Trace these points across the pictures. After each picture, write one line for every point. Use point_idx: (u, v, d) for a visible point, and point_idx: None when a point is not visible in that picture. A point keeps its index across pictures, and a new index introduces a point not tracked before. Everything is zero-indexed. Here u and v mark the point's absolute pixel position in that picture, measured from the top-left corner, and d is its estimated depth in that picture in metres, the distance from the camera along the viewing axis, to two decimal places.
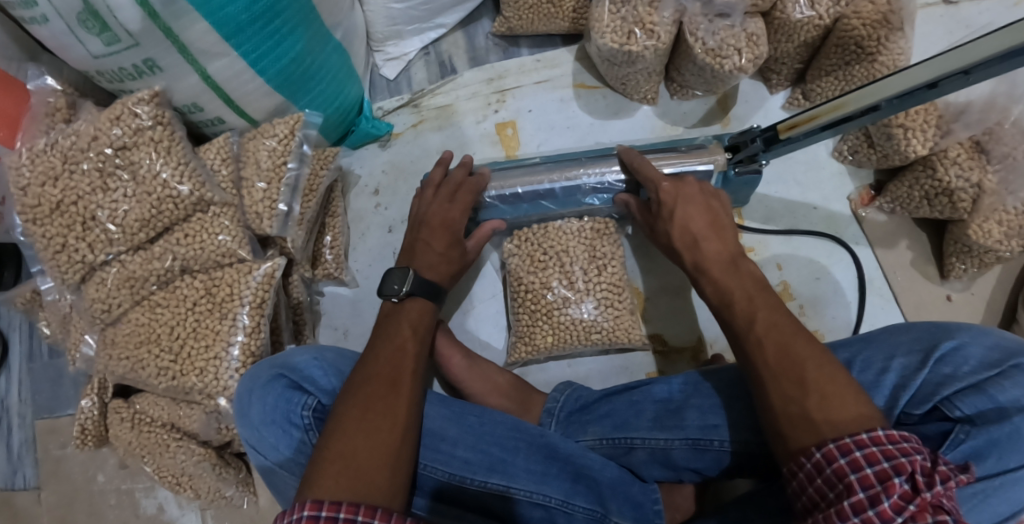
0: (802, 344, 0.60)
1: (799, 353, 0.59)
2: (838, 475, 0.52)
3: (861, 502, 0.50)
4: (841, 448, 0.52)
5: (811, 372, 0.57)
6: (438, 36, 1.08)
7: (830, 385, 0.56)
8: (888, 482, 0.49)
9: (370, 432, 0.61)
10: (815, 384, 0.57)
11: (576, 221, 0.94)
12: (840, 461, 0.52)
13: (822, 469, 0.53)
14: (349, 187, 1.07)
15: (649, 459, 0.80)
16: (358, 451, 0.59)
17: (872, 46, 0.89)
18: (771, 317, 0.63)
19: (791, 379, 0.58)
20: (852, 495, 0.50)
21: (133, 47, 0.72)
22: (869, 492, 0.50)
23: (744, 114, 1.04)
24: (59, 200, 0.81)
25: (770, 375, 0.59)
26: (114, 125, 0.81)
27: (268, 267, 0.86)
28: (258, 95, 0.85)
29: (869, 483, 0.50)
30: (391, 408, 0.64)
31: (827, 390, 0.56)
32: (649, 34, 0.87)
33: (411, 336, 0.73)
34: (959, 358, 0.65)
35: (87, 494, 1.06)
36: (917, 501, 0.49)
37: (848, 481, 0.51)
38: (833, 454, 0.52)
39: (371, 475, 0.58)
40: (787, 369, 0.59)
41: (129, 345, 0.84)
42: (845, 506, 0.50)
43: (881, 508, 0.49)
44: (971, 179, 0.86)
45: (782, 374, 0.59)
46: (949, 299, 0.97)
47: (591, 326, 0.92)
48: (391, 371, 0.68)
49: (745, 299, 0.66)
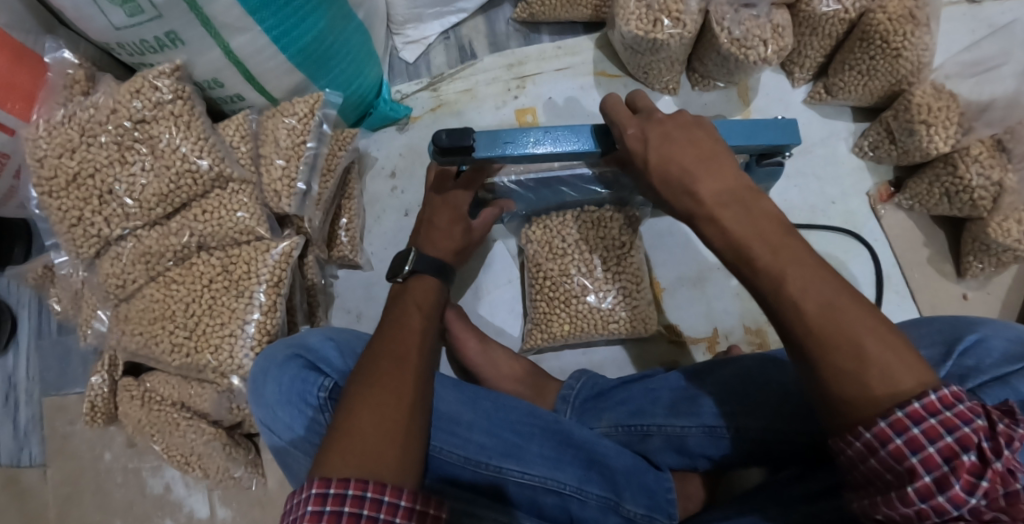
0: (849, 304, 0.49)
1: (849, 315, 0.48)
2: (897, 457, 0.45)
3: (927, 487, 0.44)
4: (912, 415, 0.45)
5: (868, 339, 0.48)
6: (459, 20, 1.07)
7: (886, 354, 0.47)
8: (955, 462, 0.44)
9: (378, 407, 0.61)
10: (874, 355, 0.47)
11: (595, 212, 0.94)
12: (895, 441, 0.45)
13: (876, 450, 0.46)
14: (366, 169, 1.06)
15: (664, 446, 0.80)
16: (364, 426, 0.59)
17: (898, 41, 0.88)
18: (805, 273, 0.51)
19: (842, 345, 0.48)
20: (917, 480, 0.45)
21: (156, 19, 0.71)
22: (936, 474, 0.44)
23: (765, 106, 1.04)
24: (75, 173, 0.80)
25: (816, 353, 0.49)
26: (134, 98, 0.80)
27: (286, 245, 0.86)
28: (280, 72, 0.84)
29: (951, 452, 0.44)
30: (399, 384, 0.64)
31: (886, 364, 0.47)
32: (676, 23, 0.87)
33: (420, 318, 0.75)
34: (983, 351, 0.64)
35: (94, 473, 1.05)
36: (989, 476, 0.43)
37: (909, 464, 0.45)
38: (903, 423, 0.45)
39: (377, 449, 0.57)
40: (835, 333, 0.48)
41: (142, 321, 0.83)
42: (909, 493, 0.45)
43: (952, 492, 0.43)
44: (992, 177, 0.86)
45: (834, 342, 0.48)
46: (965, 297, 0.97)
47: (609, 315, 0.92)
48: (398, 349, 0.68)
49: (772, 245, 0.52)
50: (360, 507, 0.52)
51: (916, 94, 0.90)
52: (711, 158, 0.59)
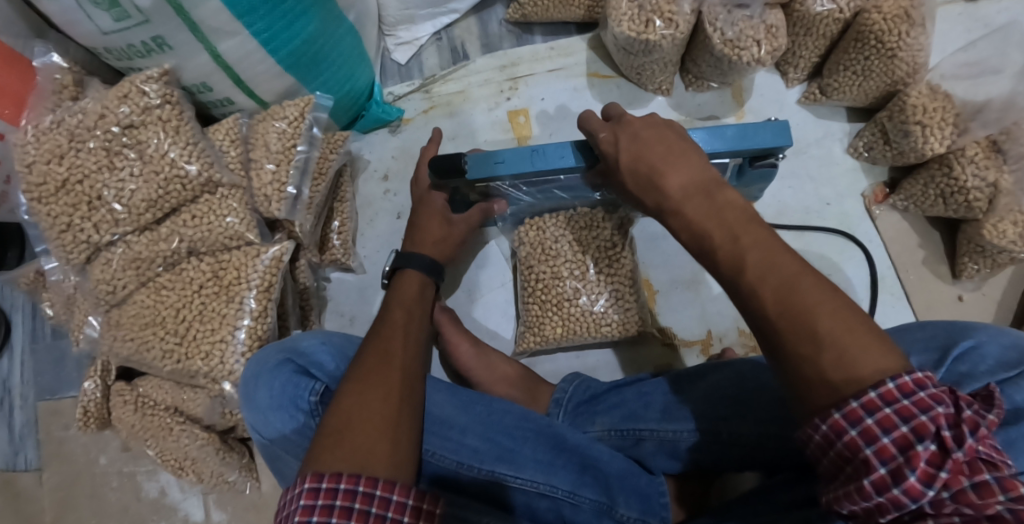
0: (807, 286, 0.49)
1: (806, 297, 0.48)
2: (852, 448, 0.44)
3: (883, 480, 0.43)
4: (866, 405, 0.44)
5: (823, 320, 0.47)
6: (451, 21, 1.06)
7: (846, 334, 0.47)
8: (910, 452, 0.42)
9: (367, 404, 0.60)
10: (830, 337, 0.47)
11: (588, 215, 0.93)
12: (849, 432, 0.44)
13: (833, 442, 0.45)
14: (358, 172, 1.06)
15: (657, 450, 0.80)
16: (353, 423, 0.59)
17: (893, 41, 0.87)
18: (764, 259, 0.52)
19: (796, 328, 0.48)
20: (872, 473, 0.43)
21: (143, 24, 0.70)
22: (891, 466, 0.43)
23: (759, 107, 1.03)
24: (64, 179, 0.80)
25: (773, 331, 0.50)
26: (122, 103, 0.79)
27: (276, 250, 0.85)
28: (270, 76, 0.83)
29: (907, 442, 0.43)
30: (387, 380, 0.64)
31: (844, 344, 0.46)
32: (668, 24, 0.86)
33: (405, 316, 0.74)
34: (976, 357, 0.64)
35: (89, 477, 1.05)
36: (949, 467, 0.41)
37: (864, 455, 0.44)
38: (857, 414, 0.44)
39: (368, 445, 0.57)
40: (791, 310, 0.49)
41: (133, 327, 0.83)
42: (864, 486, 0.43)
43: (907, 484, 0.42)
44: (987, 178, 0.86)
45: (789, 321, 0.49)
46: (960, 299, 0.96)
47: (601, 318, 0.92)
48: (385, 346, 0.68)
49: (736, 236, 0.54)
50: (352, 501, 0.52)
51: (911, 94, 0.89)
52: (679, 155, 0.63)
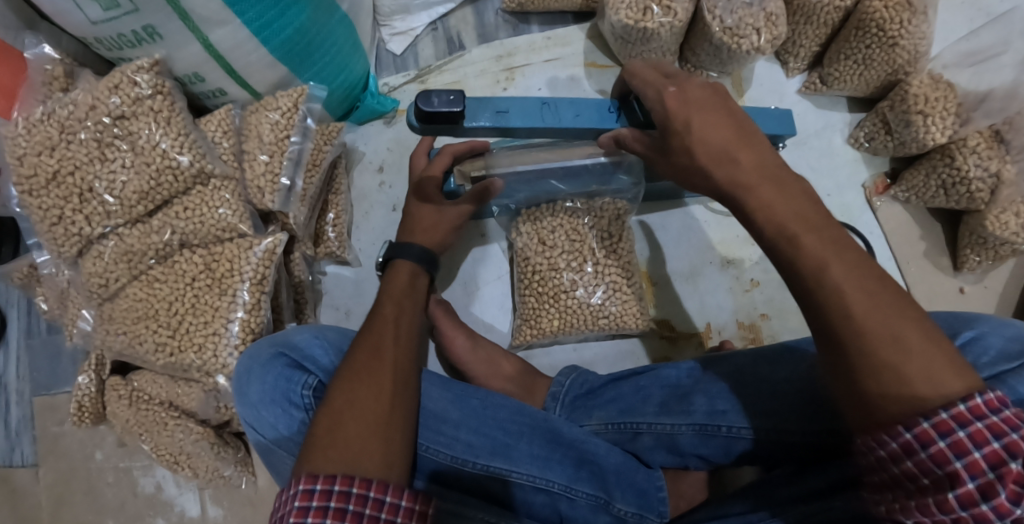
0: (887, 296, 0.49)
1: (889, 309, 0.48)
2: (938, 460, 0.46)
3: (969, 494, 0.45)
4: (957, 418, 0.45)
5: (908, 332, 0.48)
6: (447, 11, 1.05)
7: (930, 348, 0.47)
8: (1000, 468, 0.44)
9: (356, 401, 0.60)
10: (916, 349, 0.47)
11: (586, 208, 0.92)
12: (938, 444, 0.45)
13: (914, 453, 0.47)
14: (353, 164, 1.05)
15: (653, 444, 0.79)
16: (343, 420, 0.58)
17: (895, 29, 0.86)
18: (847, 264, 0.50)
19: (882, 337, 0.48)
20: (958, 486, 0.45)
21: (133, 13, 0.69)
22: (980, 481, 0.45)
23: (759, 96, 1.02)
24: (55, 171, 0.79)
25: (852, 339, 0.49)
26: (113, 94, 0.78)
27: (269, 242, 0.84)
28: (262, 66, 0.82)
29: (996, 458, 0.44)
30: (378, 377, 0.63)
31: (928, 356, 0.47)
32: (666, 11, 0.85)
33: (396, 309, 0.73)
34: (978, 349, 0.63)
35: (85, 472, 1.05)
36: None
37: (952, 469, 0.45)
38: (948, 426, 0.45)
39: (359, 443, 0.56)
40: (881, 323, 0.48)
41: (126, 321, 0.82)
42: (949, 500, 0.45)
43: (995, 502, 0.44)
44: (989, 169, 0.84)
45: (869, 330, 0.48)
46: (961, 292, 0.95)
47: (598, 311, 0.91)
48: (377, 341, 0.67)
49: (812, 232, 0.52)
50: (346, 503, 0.51)
51: (913, 83, 0.88)
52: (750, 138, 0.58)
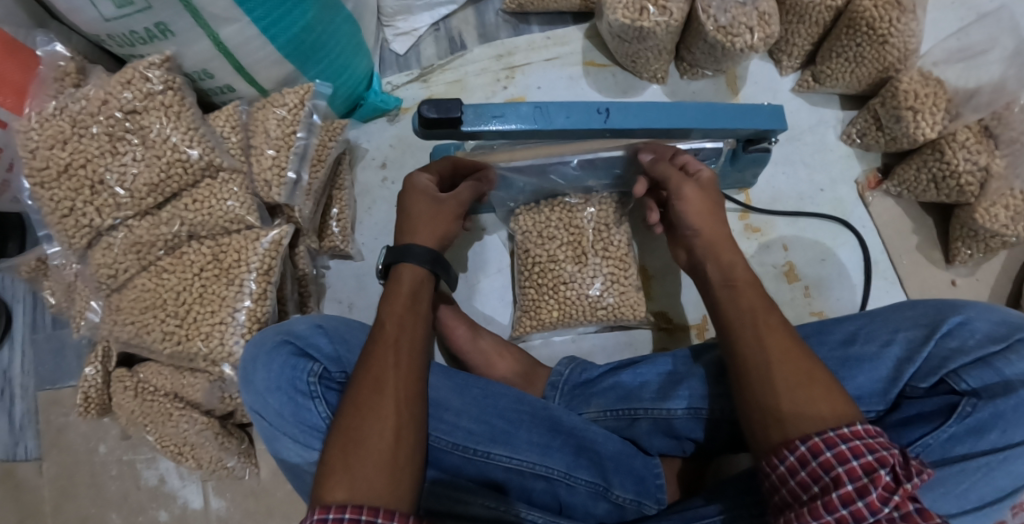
0: (779, 336, 0.62)
1: (775, 344, 0.61)
2: (824, 468, 0.52)
3: (849, 494, 0.50)
4: (840, 436, 0.53)
5: (782, 372, 0.59)
6: (449, 12, 1.08)
7: (811, 386, 0.57)
8: (873, 474, 0.50)
9: (361, 445, 0.58)
10: (796, 379, 0.58)
11: (586, 201, 0.94)
12: (825, 454, 0.52)
13: (805, 464, 0.53)
14: (357, 160, 1.07)
15: (651, 428, 0.80)
16: (351, 464, 0.57)
17: (884, 28, 0.88)
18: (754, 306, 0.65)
19: (770, 366, 0.60)
20: (840, 488, 0.51)
21: (146, 10, 0.71)
22: (857, 484, 0.50)
23: (754, 94, 1.04)
24: (67, 163, 0.81)
25: (746, 362, 0.62)
26: (125, 89, 0.80)
27: (275, 234, 0.87)
28: (269, 63, 0.84)
29: (856, 475, 0.50)
30: (386, 397, 0.62)
31: (809, 390, 0.57)
32: (662, 11, 0.87)
33: (397, 330, 0.68)
34: (965, 333, 0.65)
35: (89, 465, 1.06)
36: (900, 493, 0.50)
37: (835, 473, 0.51)
38: (818, 448, 0.53)
39: (367, 485, 0.56)
40: (767, 351, 0.61)
41: (134, 311, 0.84)
42: (833, 498, 0.50)
43: (869, 499, 0.49)
44: (979, 162, 0.86)
45: (757, 361, 0.61)
46: (953, 284, 0.97)
47: (598, 302, 0.93)
48: (388, 352, 0.65)
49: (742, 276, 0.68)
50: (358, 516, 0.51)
51: (903, 81, 0.90)
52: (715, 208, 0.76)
